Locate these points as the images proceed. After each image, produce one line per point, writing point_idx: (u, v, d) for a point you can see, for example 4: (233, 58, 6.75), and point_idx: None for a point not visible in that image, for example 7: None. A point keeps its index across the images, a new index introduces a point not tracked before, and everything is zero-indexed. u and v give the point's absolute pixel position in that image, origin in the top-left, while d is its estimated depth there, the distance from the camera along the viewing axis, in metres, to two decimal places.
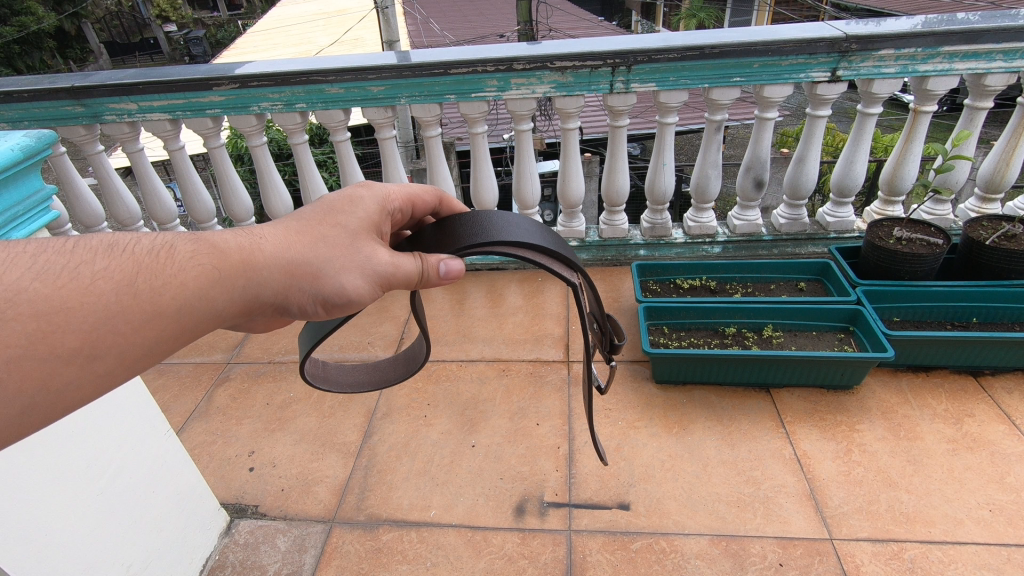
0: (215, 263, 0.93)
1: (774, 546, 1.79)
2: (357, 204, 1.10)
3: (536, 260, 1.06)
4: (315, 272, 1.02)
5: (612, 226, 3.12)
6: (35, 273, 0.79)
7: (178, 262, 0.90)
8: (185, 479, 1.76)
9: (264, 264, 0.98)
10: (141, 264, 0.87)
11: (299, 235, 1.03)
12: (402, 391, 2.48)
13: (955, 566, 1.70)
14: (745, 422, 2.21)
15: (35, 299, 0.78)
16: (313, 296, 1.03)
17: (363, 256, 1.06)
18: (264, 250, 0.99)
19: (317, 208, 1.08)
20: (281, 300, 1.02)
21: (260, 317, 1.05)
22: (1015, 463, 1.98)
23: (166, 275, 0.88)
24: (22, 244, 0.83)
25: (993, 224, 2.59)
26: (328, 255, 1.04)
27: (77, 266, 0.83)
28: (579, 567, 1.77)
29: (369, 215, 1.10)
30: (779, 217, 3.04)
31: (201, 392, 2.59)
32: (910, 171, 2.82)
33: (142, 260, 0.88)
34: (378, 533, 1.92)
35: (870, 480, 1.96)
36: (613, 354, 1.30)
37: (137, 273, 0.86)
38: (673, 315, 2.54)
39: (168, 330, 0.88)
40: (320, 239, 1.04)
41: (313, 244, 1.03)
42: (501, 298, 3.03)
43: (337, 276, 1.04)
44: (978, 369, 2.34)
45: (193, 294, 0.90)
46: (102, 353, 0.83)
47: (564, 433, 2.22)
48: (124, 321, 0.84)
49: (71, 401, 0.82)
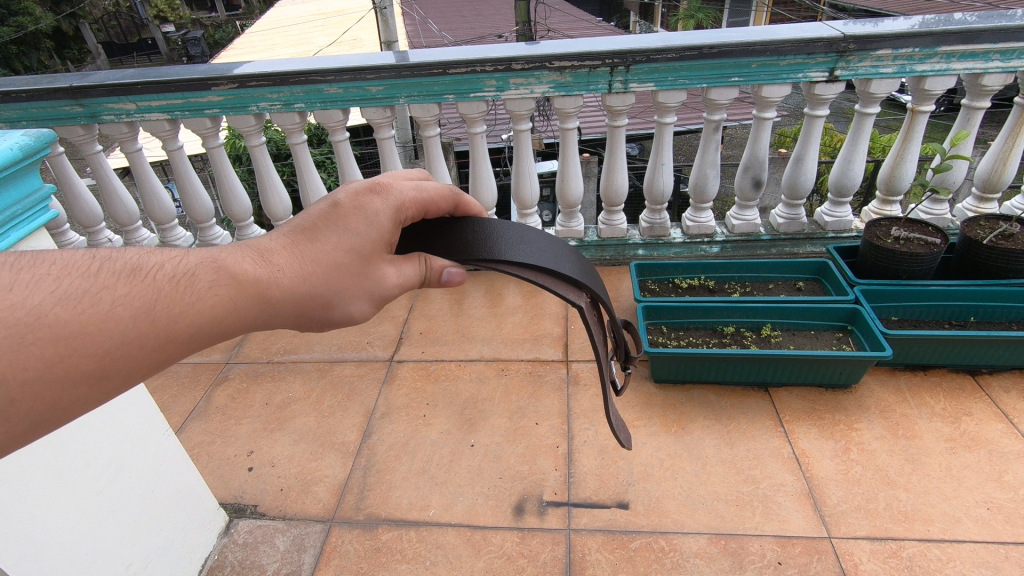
0: (233, 293, 0.94)
1: (773, 545, 1.79)
2: (370, 221, 1.05)
3: (543, 279, 1.00)
4: (326, 302, 1.04)
5: (611, 225, 3.12)
6: (56, 297, 0.79)
7: (196, 291, 0.90)
8: (185, 480, 1.75)
9: (279, 296, 0.99)
10: (161, 292, 0.87)
11: (315, 263, 1.03)
12: (401, 391, 2.48)
13: (953, 564, 1.71)
14: (744, 422, 2.21)
15: (55, 324, 0.78)
16: (321, 322, 1.06)
17: (372, 282, 1.06)
18: (280, 281, 0.99)
19: (331, 226, 1.05)
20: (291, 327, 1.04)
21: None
22: (1013, 461, 1.98)
23: (184, 305, 0.88)
24: (45, 262, 0.82)
25: (991, 224, 2.60)
26: (339, 285, 1.04)
27: (98, 290, 0.83)
28: (579, 566, 1.78)
29: (382, 233, 1.06)
30: (778, 217, 3.04)
31: (200, 392, 2.58)
32: (908, 171, 2.83)
33: (162, 288, 0.88)
34: (377, 533, 1.92)
35: (869, 479, 1.97)
36: (629, 364, 1.25)
37: (157, 301, 0.86)
38: (672, 315, 2.54)
39: (178, 355, 0.90)
40: (332, 268, 1.03)
41: (326, 274, 1.03)
42: (500, 298, 3.03)
43: (345, 304, 1.06)
44: (976, 369, 2.35)
45: (209, 323, 0.91)
46: (113, 376, 0.84)
47: (563, 432, 2.22)
48: (138, 348, 0.84)
49: (75, 416, 0.84)
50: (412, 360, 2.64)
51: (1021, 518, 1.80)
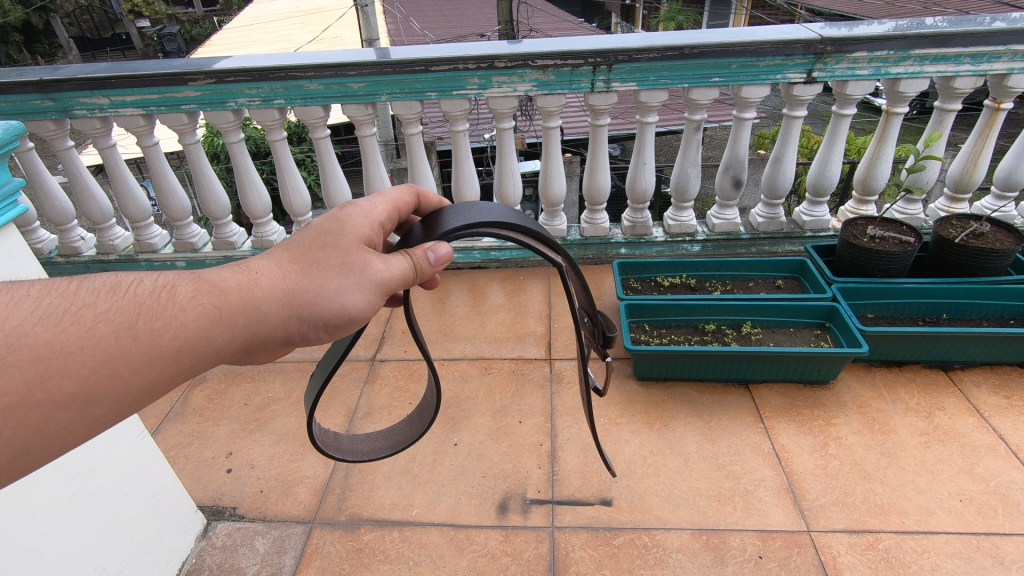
0: (216, 302, 0.94)
1: (754, 539, 1.81)
2: (346, 222, 1.08)
3: (522, 240, 1.10)
4: (313, 301, 1.02)
5: (593, 224, 3.13)
6: (37, 317, 0.80)
7: (178, 302, 0.90)
8: (160, 481, 1.72)
9: (263, 298, 0.98)
10: (142, 305, 0.88)
11: (296, 266, 1.04)
12: (384, 390, 2.46)
13: (928, 555, 1.74)
14: (725, 418, 2.24)
15: (34, 344, 0.77)
16: (314, 323, 1.03)
17: (358, 272, 1.04)
18: (261, 286, 0.99)
19: (308, 234, 1.07)
20: (282, 334, 1.02)
21: (263, 353, 1.04)
22: (984, 454, 2.04)
23: (166, 316, 0.88)
24: (24, 286, 0.83)
25: (962, 224, 2.67)
26: (324, 282, 1.03)
27: (78, 308, 0.83)
28: (563, 563, 1.78)
29: (360, 230, 1.09)
30: (757, 217, 3.08)
31: (177, 392, 2.54)
32: (883, 172, 2.88)
33: (143, 301, 0.88)
34: (359, 533, 1.90)
35: (846, 473, 2.00)
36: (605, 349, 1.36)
37: (138, 315, 0.86)
38: (654, 312, 2.55)
39: (166, 371, 0.88)
40: (314, 266, 1.04)
41: (308, 272, 1.03)
42: (482, 297, 3.02)
43: (336, 298, 1.03)
44: (948, 365, 2.41)
45: (193, 332, 0.90)
46: (99, 397, 0.82)
47: (546, 430, 2.22)
48: (123, 364, 0.84)
49: (62, 444, 0.82)
50: (394, 360, 2.63)
51: (992, 510, 1.85)
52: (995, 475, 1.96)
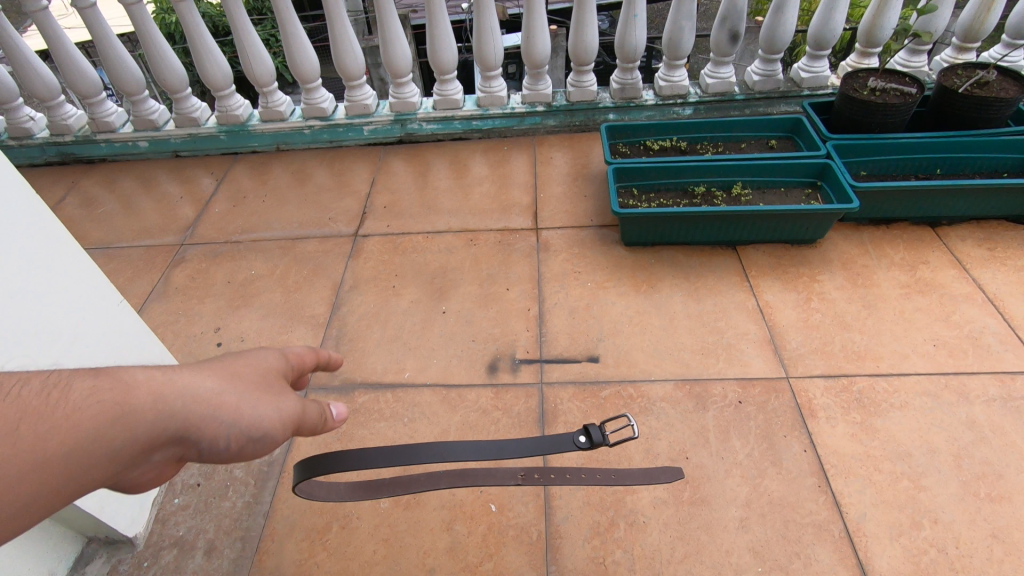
0: (123, 397, 0.70)
1: (735, 386, 1.88)
2: (257, 356, 0.92)
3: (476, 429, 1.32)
4: (237, 406, 0.82)
5: (580, 87, 2.94)
6: None
7: (75, 403, 0.66)
8: (147, 350, 1.72)
9: (181, 394, 0.76)
10: (24, 409, 0.63)
11: (222, 369, 0.85)
12: (369, 263, 2.43)
13: (899, 394, 1.83)
14: (712, 278, 2.25)
15: None
16: (230, 432, 0.81)
17: (273, 405, 0.87)
18: (182, 380, 0.77)
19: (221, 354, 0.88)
20: (199, 439, 0.78)
21: (158, 462, 0.80)
22: (961, 303, 2.08)
23: (56, 420, 0.64)
24: None
25: (968, 73, 2.53)
26: (244, 396, 0.84)
27: None
28: (552, 415, 1.85)
29: (272, 365, 0.93)
30: (753, 74, 2.91)
31: (158, 273, 2.50)
32: (889, 20, 2.68)
33: (29, 404, 0.63)
34: (354, 396, 1.95)
35: (827, 324, 2.05)
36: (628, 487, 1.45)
37: (17, 421, 0.61)
38: (643, 176, 2.47)
39: (49, 485, 0.63)
40: (235, 380, 0.85)
41: (228, 381, 0.84)
42: (465, 169, 2.90)
43: (256, 411, 0.84)
44: (935, 221, 2.40)
45: (89, 437, 0.66)
46: None
47: (533, 296, 2.23)
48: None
49: None
50: (377, 235, 2.57)
51: (963, 352, 1.93)
52: (969, 322, 2.02)
